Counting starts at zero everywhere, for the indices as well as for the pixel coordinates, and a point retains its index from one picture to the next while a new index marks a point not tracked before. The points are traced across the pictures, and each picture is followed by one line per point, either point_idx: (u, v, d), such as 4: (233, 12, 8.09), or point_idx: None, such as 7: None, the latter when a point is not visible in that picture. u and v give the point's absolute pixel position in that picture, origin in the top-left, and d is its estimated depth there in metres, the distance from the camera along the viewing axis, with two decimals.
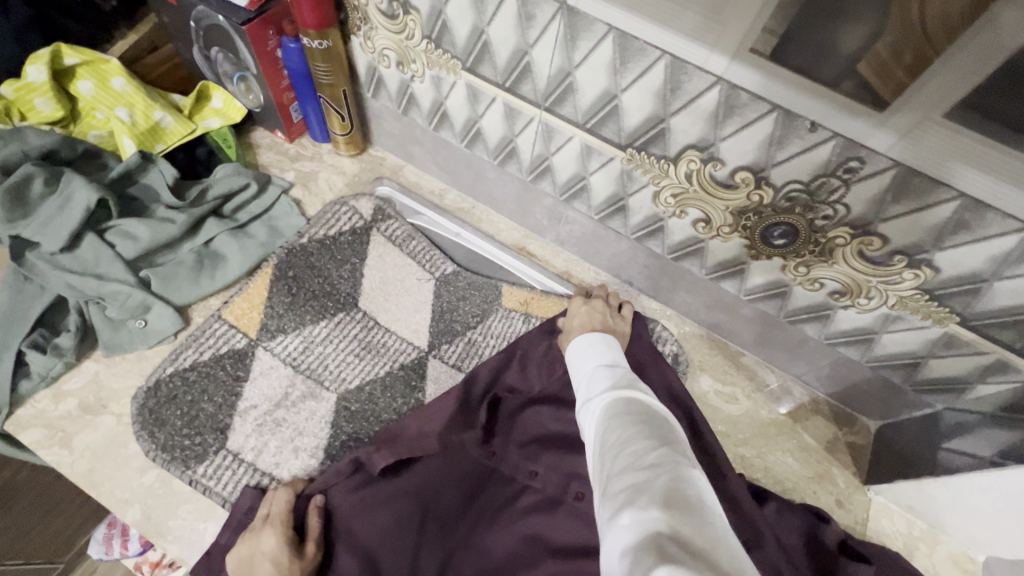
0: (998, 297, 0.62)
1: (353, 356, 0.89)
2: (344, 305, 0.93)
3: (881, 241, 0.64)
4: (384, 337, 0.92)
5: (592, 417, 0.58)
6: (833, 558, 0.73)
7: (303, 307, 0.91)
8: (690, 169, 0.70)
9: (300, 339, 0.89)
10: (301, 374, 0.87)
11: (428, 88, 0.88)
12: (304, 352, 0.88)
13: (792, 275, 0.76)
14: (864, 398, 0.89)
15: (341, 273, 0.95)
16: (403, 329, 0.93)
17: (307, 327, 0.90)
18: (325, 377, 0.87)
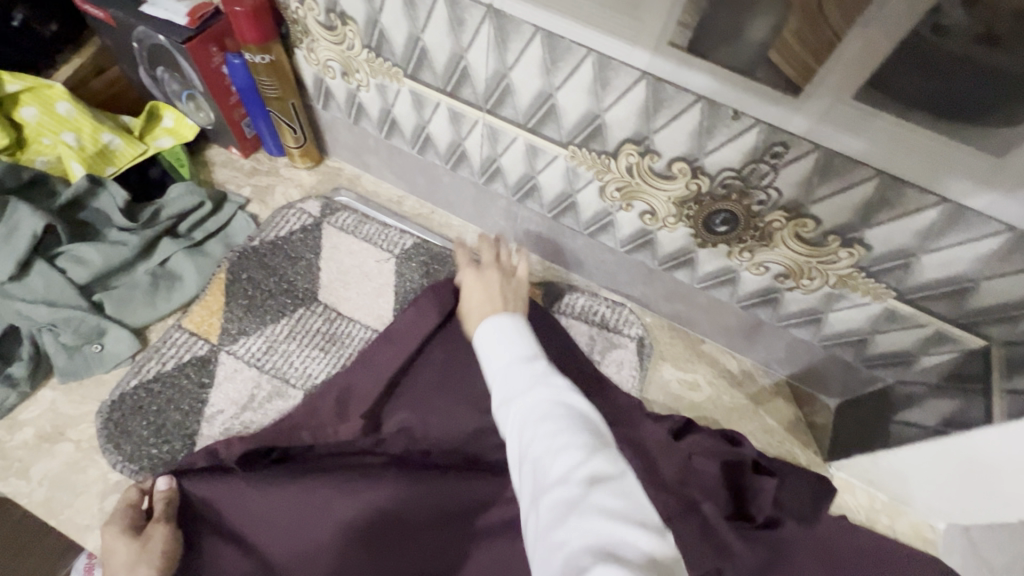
0: (927, 270, 0.64)
1: (318, 350, 0.89)
2: (305, 300, 0.93)
3: (815, 223, 0.66)
4: (347, 327, 0.92)
5: (509, 421, 0.53)
6: (743, 473, 0.78)
7: (265, 305, 0.91)
8: (630, 162, 0.72)
9: (262, 340, 0.89)
10: (267, 373, 0.86)
11: (375, 96, 0.89)
12: (268, 352, 0.88)
13: (738, 261, 0.78)
14: (822, 378, 0.91)
15: (297, 270, 0.95)
16: (366, 317, 0.94)
17: (268, 327, 0.90)
18: (290, 375, 0.87)
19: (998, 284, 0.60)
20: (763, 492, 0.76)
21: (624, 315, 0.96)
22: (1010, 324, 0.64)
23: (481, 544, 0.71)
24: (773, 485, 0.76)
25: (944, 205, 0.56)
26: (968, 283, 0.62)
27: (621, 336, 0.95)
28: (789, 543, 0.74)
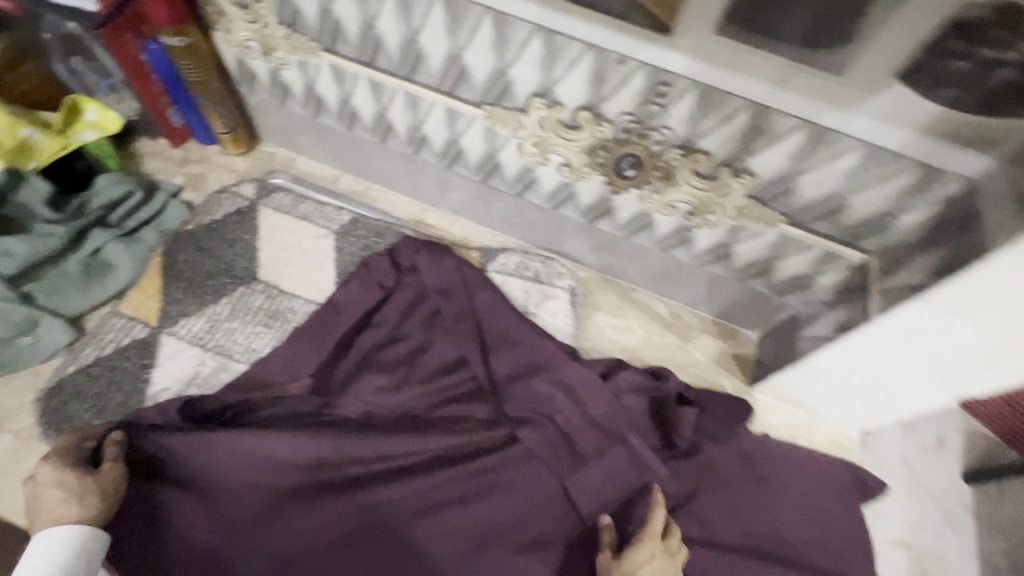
0: (805, 192, 0.71)
1: (261, 326, 0.91)
2: (245, 279, 0.95)
3: (707, 156, 0.72)
4: (290, 302, 0.95)
5: None
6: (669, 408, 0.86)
7: (204, 287, 0.92)
8: (540, 116, 0.77)
9: (204, 320, 0.90)
10: (210, 351, 0.88)
11: (297, 74, 0.91)
12: (210, 331, 0.89)
13: (650, 203, 0.83)
14: (742, 312, 0.98)
15: (235, 252, 0.97)
16: (308, 291, 0.96)
17: (209, 307, 0.91)
18: (234, 350, 0.88)
19: (864, 197, 0.68)
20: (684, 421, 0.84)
21: (556, 269, 1.00)
22: (882, 235, 0.72)
23: (418, 492, 0.78)
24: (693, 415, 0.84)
25: (806, 126, 0.63)
26: (840, 200, 0.70)
27: (552, 289, 0.99)
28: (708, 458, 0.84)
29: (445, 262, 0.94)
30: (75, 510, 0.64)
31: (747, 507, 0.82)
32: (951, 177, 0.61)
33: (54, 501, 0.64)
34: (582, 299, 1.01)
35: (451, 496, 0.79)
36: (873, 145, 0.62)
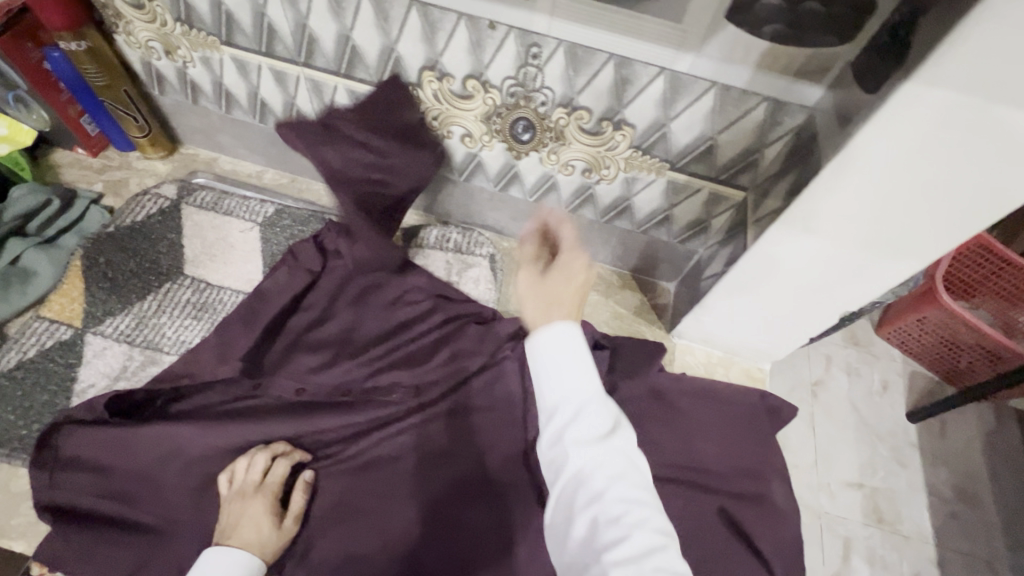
0: (679, 136, 0.77)
1: (189, 319, 0.93)
2: (170, 275, 0.97)
3: (587, 112, 0.77)
4: (218, 294, 0.97)
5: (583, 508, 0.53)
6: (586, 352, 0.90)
7: (127, 286, 0.94)
8: (434, 88, 0.81)
9: (130, 317, 0.91)
10: (137, 346, 0.89)
11: (203, 71, 0.93)
12: (138, 327, 0.91)
13: (550, 164, 0.89)
14: (655, 264, 1.05)
15: (159, 249, 0.98)
16: (235, 282, 0.99)
17: (135, 305, 0.93)
18: (162, 343, 0.91)
19: (729, 136, 0.75)
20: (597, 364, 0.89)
21: (474, 238, 1.04)
22: (754, 171, 0.78)
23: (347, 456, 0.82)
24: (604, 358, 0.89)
25: (664, 73, 0.69)
26: (709, 142, 0.76)
27: (472, 257, 1.03)
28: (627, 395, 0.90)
29: (370, 240, 0.96)
30: (251, 535, 0.70)
31: (666, 439, 0.88)
32: (793, 108, 0.68)
33: (255, 515, 0.72)
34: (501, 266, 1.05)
35: (378, 460, 0.82)
36: (723, 84, 0.68)
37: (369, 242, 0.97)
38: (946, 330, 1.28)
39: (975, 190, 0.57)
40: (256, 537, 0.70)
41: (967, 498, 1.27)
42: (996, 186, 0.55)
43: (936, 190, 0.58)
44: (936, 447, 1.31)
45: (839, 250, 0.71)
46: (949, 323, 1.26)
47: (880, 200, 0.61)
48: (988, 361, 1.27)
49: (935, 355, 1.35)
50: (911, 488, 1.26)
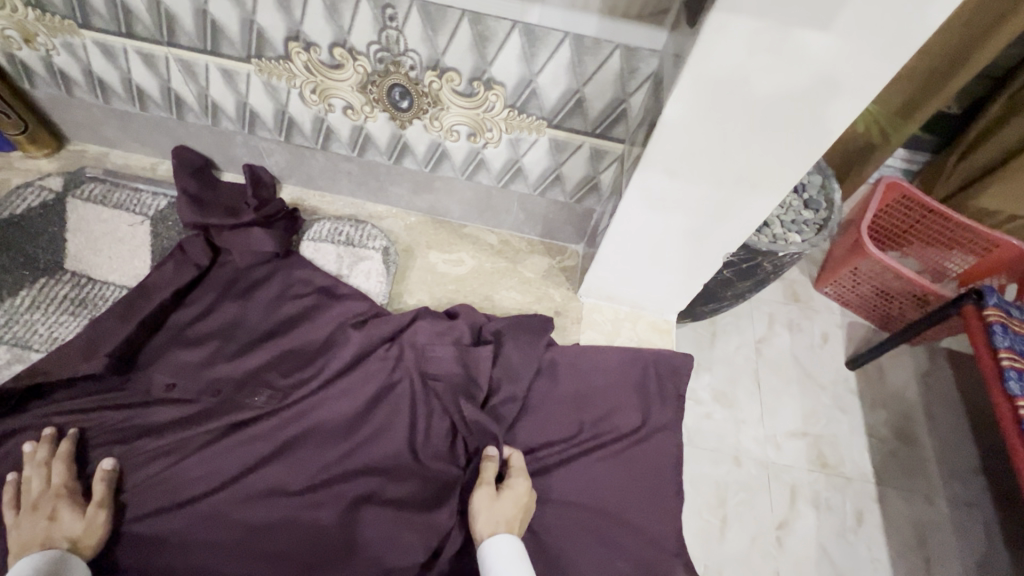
0: (548, 91, 0.77)
1: (66, 314, 0.92)
2: (47, 270, 0.94)
3: (457, 74, 0.78)
4: (99, 290, 0.95)
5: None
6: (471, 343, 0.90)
7: (1, 283, 0.91)
8: (303, 60, 0.80)
9: (1, 312, 0.90)
10: (6, 343, 0.88)
11: (69, 59, 0.90)
12: (8, 323, 0.89)
13: (436, 131, 0.89)
14: (560, 227, 1.06)
15: (38, 245, 0.96)
16: (121, 277, 0.96)
17: (8, 300, 0.91)
18: (32, 340, 0.89)
19: (594, 87, 0.76)
20: (481, 361, 0.86)
21: (366, 231, 1.01)
22: (626, 121, 0.80)
23: (232, 447, 0.80)
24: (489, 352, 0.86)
25: (518, 27, 0.70)
26: (577, 95, 0.77)
27: (364, 250, 1.00)
28: (523, 366, 0.87)
29: (252, 236, 0.93)
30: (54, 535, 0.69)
31: (552, 407, 0.90)
32: (646, 54, 0.70)
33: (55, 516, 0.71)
34: (397, 260, 1.02)
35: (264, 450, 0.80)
36: (575, 34, 0.69)
37: (254, 240, 0.93)
38: (877, 279, 1.35)
39: (802, 116, 0.60)
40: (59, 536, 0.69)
41: (905, 437, 1.33)
42: (818, 109, 0.59)
43: (769, 118, 0.61)
44: (874, 391, 1.38)
45: (701, 191, 0.74)
46: (880, 273, 1.32)
47: (724, 134, 0.64)
48: (917, 307, 1.35)
49: (872, 305, 1.42)
50: (852, 432, 1.32)
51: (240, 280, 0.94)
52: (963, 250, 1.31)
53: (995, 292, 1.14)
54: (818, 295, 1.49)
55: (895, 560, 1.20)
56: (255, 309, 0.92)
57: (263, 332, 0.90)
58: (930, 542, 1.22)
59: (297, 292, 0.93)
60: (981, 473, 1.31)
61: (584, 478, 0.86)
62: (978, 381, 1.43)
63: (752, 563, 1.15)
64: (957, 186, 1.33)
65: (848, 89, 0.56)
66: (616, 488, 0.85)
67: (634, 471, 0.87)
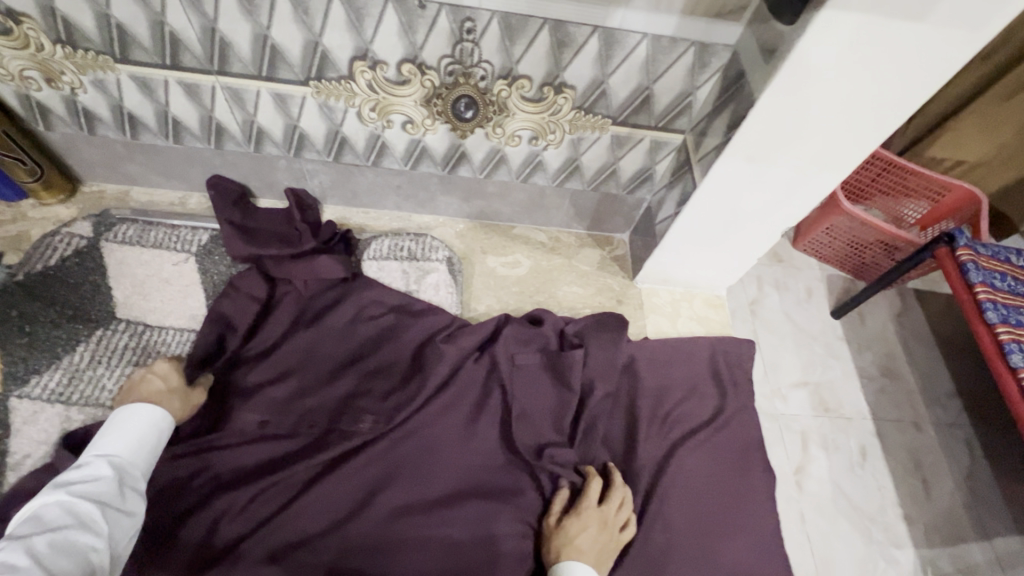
0: (618, 91, 0.80)
1: (132, 365, 0.87)
2: (100, 321, 0.89)
3: (528, 81, 0.79)
4: (159, 335, 0.91)
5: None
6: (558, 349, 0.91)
7: (51, 338, 0.85)
8: (368, 79, 0.79)
9: (61, 373, 0.84)
10: (75, 404, 0.82)
11: (97, 96, 0.84)
12: (72, 383, 0.83)
13: (497, 138, 0.89)
14: (609, 218, 1.09)
15: (83, 295, 0.90)
16: (179, 320, 0.92)
17: (64, 358, 0.85)
18: (102, 397, 0.84)
19: (663, 84, 0.79)
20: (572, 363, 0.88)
21: (428, 242, 0.99)
22: (689, 113, 0.83)
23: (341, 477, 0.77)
24: (580, 355, 0.88)
25: (597, 32, 0.72)
26: (646, 92, 0.80)
27: (429, 263, 0.98)
28: (611, 363, 0.91)
29: (317, 264, 0.91)
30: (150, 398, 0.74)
31: (643, 399, 0.92)
32: (719, 48, 0.74)
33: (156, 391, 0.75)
34: (462, 269, 1.01)
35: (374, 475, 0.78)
36: (653, 35, 0.72)
37: (323, 268, 0.91)
38: (851, 232, 1.45)
39: (886, 102, 0.66)
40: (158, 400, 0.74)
41: (890, 373, 1.47)
42: (901, 95, 0.65)
43: (856, 105, 0.66)
44: (858, 335, 1.51)
45: (777, 173, 0.78)
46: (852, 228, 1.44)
47: (812, 119, 0.69)
48: (888, 256, 1.46)
49: (847, 258, 1.54)
50: (845, 375, 1.45)
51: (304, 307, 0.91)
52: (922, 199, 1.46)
53: (964, 234, 1.27)
54: (796, 254, 1.61)
55: (902, 486, 1.33)
56: (330, 337, 0.89)
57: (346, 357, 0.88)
58: (924, 464, 1.36)
59: (373, 312, 0.91)
60: (957, 397, 1.47)
61: (679, 473, 0.87)
62: (944, 315, 1.59)
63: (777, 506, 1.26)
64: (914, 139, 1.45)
65: (932, 76, 0.62)
66: (703, 474, 0.88)
67: (717, 456, 0.90)
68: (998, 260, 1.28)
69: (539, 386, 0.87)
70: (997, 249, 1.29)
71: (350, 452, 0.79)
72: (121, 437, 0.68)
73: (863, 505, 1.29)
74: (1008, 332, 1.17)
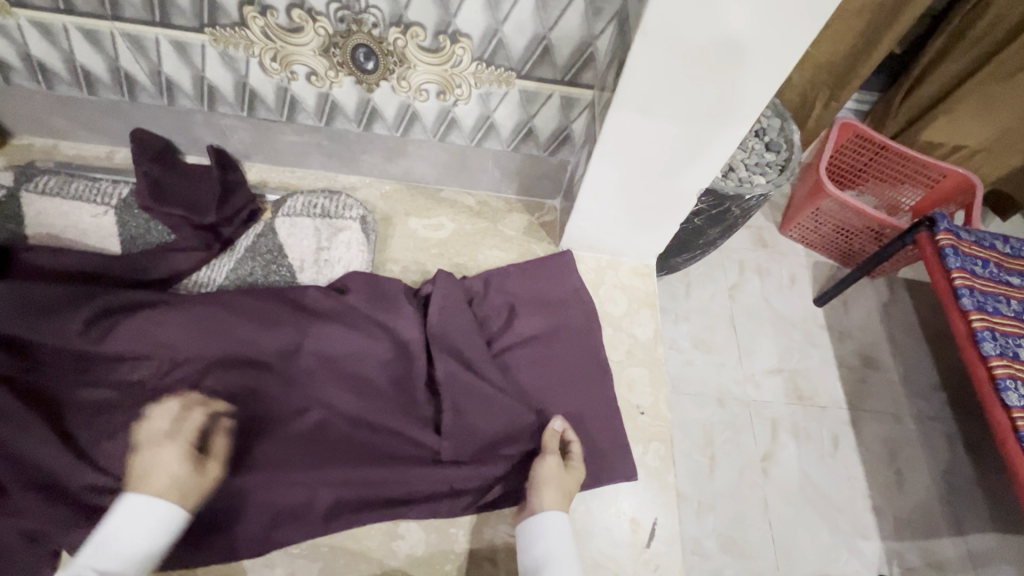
0: (514, 41, 0.78)
1: None
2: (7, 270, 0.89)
3: (421, 29, 0.77)
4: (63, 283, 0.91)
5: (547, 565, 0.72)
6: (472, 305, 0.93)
7: None
8: (260, 25, 0.78)
9: None
10: None
11: (4, 42, 0.86)
12: None
13: (404, 92, 0.88)
14: (537, 183, 1.07)
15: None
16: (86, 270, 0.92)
17: None
18: None
19: (560, 33, 0.76)
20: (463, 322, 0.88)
21: (342, 201, 0.97)
22: (594, 65, 0.81)
23: (237, 431, 0.80)
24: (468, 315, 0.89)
25: None
26: (544, 42, 0.78)
27: (342, 221, 0.96)
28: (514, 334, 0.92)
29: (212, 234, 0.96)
30: (168, 481, 0.67)
31: (551, 362, 0.92)
32: None
33: (172, 461, 0.69)
34: (377, 228, 0.99)
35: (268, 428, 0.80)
36: None
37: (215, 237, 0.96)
38: (840, 217, 1.47)
39: (761, 49, 0.64)
40: (175, 475, 0.68)
41: (870, 363, 1.49)
42: (774, 43, 0.63)
43: (731, 58, 0.65)
44: (842, 324, 1.53)
45: (670, 147, 0.79)
46: (837, 211, 1.46)
47: (685, 84, 0.69)
48: (875, 241, 1.48)
49: (834, 242, 1.56)
50: (824, 362, 1.47)
51: (206, 258, 0.94)
52: (912, 184, 1.49)
53: (945, 217, 1.26)
54: (784, 239, 1.64)
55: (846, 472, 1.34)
56: (240, 296, 0.87)
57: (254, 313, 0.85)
58: (899, 457, 1.38)
59: (282, 272, 0.94)
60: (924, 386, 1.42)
61: (580, 431, 0.87)
62: (935, 307, 1.59)
63: (740, 493, 1.29)
64: (906, 121, 1.49)
65: (815, 8, 0.59)
66: (604, 432, 0.87)
67: (569, 413, 0.88)
68: (981, 246, 1.27)
69: (463, 333, 0.87)
70: (981, 236, 1.28)
71: (238, 411, 0.81)
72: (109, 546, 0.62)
73: (831, 494, 1.32)
74: (981, 319, 1.15)
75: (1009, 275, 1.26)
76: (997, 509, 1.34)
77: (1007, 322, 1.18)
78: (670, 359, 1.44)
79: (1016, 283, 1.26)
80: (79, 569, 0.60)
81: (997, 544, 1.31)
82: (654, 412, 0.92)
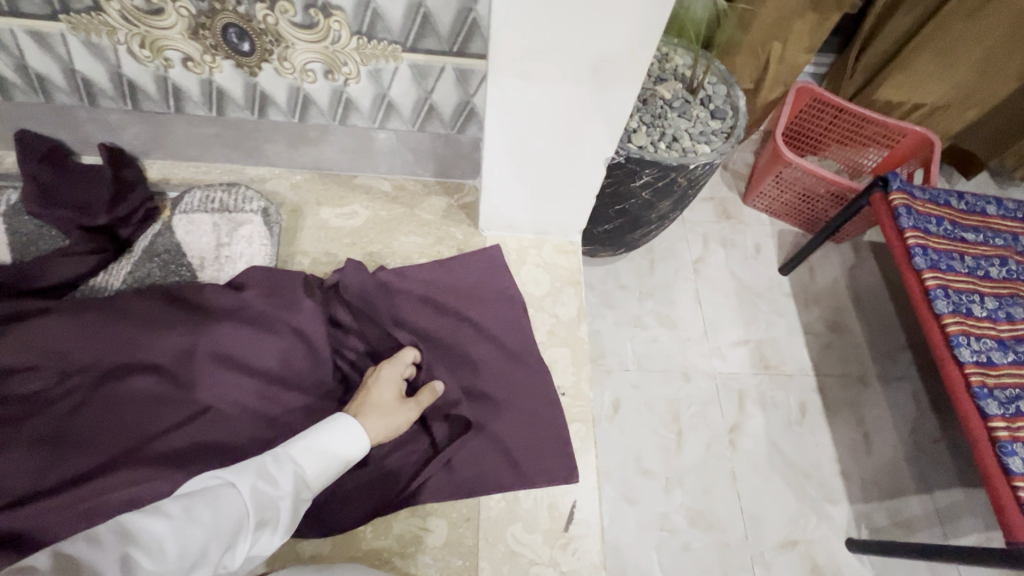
0: (390, 11, 0.74)
1: None
2: None
3: (289, 4, 0.73)
4: None
5: None
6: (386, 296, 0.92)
7: None
8: (117, 9, 0.75)
9: None
10: None
11: None
12: None
13: (289, 74, 0.84)
14: (456, 162, 1.01)
15: None
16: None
17: None
18: None
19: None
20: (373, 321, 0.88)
21: (240, 193, 0.94)
22: (480, 33, 0.77)
23: (135, 437, 0.74)
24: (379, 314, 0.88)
25: None
26: (422, 10, 0.74)
27: (242, 214, 0.93)
28: (427, 325, 0.90)
29: (103, 239, 0.90)
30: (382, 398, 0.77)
31: (465, 349, 0.90)
32: None
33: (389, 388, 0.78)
34: (282, 220, 0.96)
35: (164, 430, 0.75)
36: None
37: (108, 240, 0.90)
38: (801, 184, 1.45)
39: None
40: (381, 394, 0.77)
41: (833, 329, 1.47)
42: None
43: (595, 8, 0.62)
44: (806, 290, 1.52)
45: (562, 111, 0.75)
46: (798, 178, 1.43)
47: (560, 40, 0.66)
48: (837, 205, 1.46)
49: (796, 210, 1.54)
50: (789, 332, 1.45)
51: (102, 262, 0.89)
52: (876, 146, 1.46)
53: (899, 177, 1.23)
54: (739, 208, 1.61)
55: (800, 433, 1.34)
56: (134, 300, 0.82)
57: (149, 316, 0.81)
58: (860, 421, 1.36)
59: (182, 272, 0.90)
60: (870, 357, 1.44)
61: (495, 415, 0.85)
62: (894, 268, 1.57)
63: (708, 467, 1.28)
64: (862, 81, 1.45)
65: None
66: (525, 415, 0.86)
67: (483, 399, 0.86)
68: (936, 203, 1.24)
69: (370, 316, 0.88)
70: (935, 194, 1.25)
71: (135, 417, 0.75)
72: (313, 448, 0.68)
73: (798, 461, 1.31)
74: (935, 278, 1.13)
75: (964, 231, 1.23)
76: (963, 467, 1.33)
77: (960, 279, 1.15)
78: (625, 336, 1.40)
79: (970, 239, 1.23)
80: (286, 458, 0.65)
81: (964, 499, 1.30)
82: (575, 392, 0.90)
